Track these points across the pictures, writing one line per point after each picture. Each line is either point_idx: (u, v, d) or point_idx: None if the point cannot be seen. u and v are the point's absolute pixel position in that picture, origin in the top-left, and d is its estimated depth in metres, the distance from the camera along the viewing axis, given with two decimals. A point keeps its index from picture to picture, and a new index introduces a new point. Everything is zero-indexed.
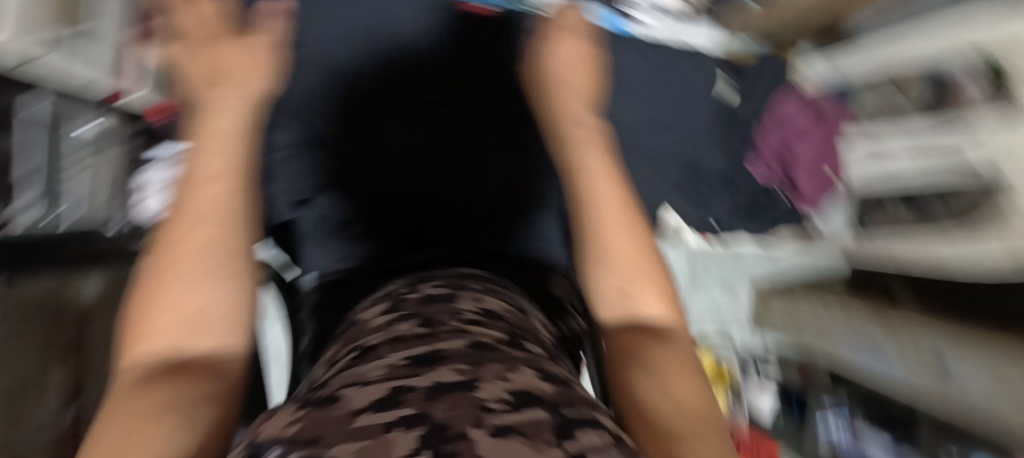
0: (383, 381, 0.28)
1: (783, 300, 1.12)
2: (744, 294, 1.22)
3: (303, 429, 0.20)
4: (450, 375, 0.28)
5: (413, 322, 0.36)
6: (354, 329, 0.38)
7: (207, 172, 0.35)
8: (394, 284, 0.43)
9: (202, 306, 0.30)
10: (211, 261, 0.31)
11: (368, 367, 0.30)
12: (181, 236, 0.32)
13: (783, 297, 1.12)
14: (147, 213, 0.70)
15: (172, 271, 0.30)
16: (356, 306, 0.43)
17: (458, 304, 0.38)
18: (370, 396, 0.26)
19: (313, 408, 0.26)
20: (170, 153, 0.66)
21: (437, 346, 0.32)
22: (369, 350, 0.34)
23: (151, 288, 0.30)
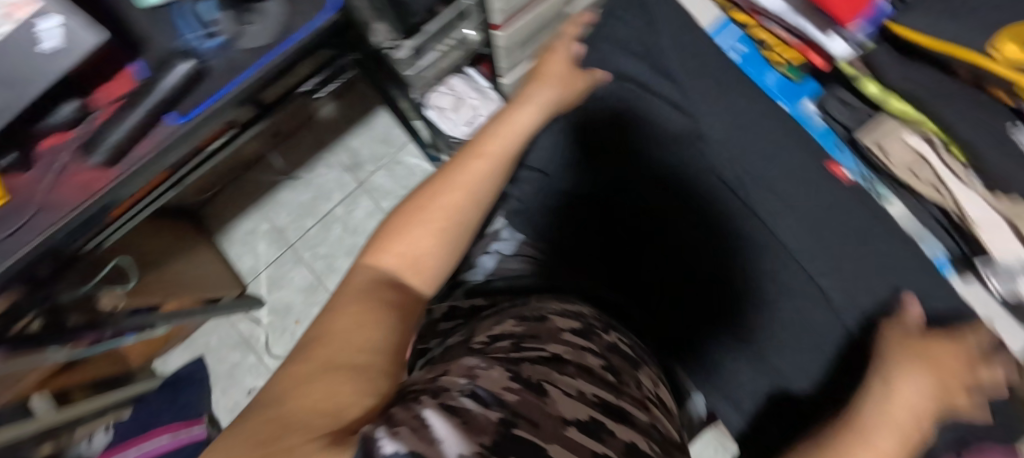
0: (580, 403, 0.32)
1: None
2: None
3: (524, 411, 0.27)
4: (642, 445, 0.31)
5: (600, 363, 0.39)
6: (544, 328, 0.42)
7: (481, 153, 0.46)
8: (587, 314, 0.48)
9: (421, 259, 0.40)
10: (429, 242, 0.41)
11: (562, 378, 0.34)
12: (437, 193, 0.42)
13: None
14: (430, 103, 0.88)
15: (421, 214, 0.41)
16: (549, 306, 0.48)
17: (639, 375, 0.41)
18: (573, 412, 0.30)
19: (526, 388, 0.30)
20: (476, 78, 0.90)
21: (620, 402, 0.35)
22: (558, 359, 0.37)
23: (403, 222, 0.41)
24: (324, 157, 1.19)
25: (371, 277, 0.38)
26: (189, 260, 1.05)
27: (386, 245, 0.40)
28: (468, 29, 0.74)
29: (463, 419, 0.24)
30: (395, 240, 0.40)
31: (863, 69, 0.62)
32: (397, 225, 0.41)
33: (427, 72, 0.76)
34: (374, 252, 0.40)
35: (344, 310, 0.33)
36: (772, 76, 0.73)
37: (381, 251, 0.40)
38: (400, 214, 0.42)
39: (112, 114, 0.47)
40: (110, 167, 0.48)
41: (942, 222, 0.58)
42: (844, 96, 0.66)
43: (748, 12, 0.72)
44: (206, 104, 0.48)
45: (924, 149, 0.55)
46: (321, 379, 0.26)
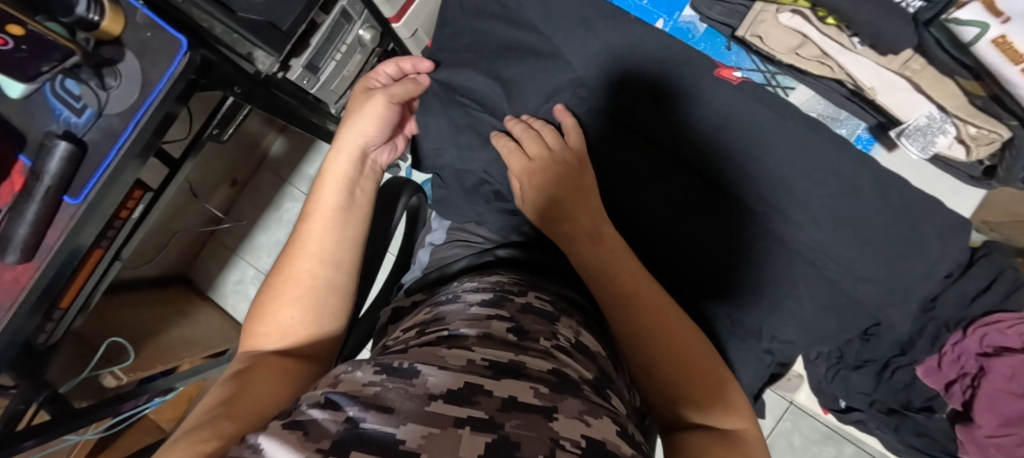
0: (461, 372, 0.30)
1: None
2: None
3: (378, 398, 0.25)
4: (527, 396, 0.28)
5: (506, 327, 0.38)
6: (454, 309, 0.43)
7: (310, 213, 0.45)
8: (506, 282, 0.48)
9: (290, 330, 0.40)
10: (293, 315, 0.40)
11: (451, 353, 0.33)
12: (289, 266, 0.42)
13: None
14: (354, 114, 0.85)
15: (273, 295, 0.41)
16: (466, 286, 0.48)
17: (555, 328, 0.41)
18: (446, 385, 0.28)
19: (394, 375, 0.29)
20: None
21: (519, 358, 0.33)
22: (458, 336, 0.36)
23: (263, 305, 0.41)
24: (286, 190, 1.19)
25: (246, 364, 0.38)
26: (187, 323, 1.08)
27: (257, 330, 0.40)
28: (360, 29, 0.71)
29: (304, 427, 0.21)
30: (263, 322, 0.40)
31: None
32: (258, 309, 0.41)
33: (332, 84, 0.74)
34: (249, 341, 0.41)
35: (213, 395, 0.34)
36: None
37: (253, 337, 0.40)
38: (259, 297, 0.42)
39: (9, 215, 0.48)
40: (29, 261, 0.49)
41: (846, 91, 0.55)
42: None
43: None
44: (97, 175, 0.48)
45: (801, 26, 0.52)
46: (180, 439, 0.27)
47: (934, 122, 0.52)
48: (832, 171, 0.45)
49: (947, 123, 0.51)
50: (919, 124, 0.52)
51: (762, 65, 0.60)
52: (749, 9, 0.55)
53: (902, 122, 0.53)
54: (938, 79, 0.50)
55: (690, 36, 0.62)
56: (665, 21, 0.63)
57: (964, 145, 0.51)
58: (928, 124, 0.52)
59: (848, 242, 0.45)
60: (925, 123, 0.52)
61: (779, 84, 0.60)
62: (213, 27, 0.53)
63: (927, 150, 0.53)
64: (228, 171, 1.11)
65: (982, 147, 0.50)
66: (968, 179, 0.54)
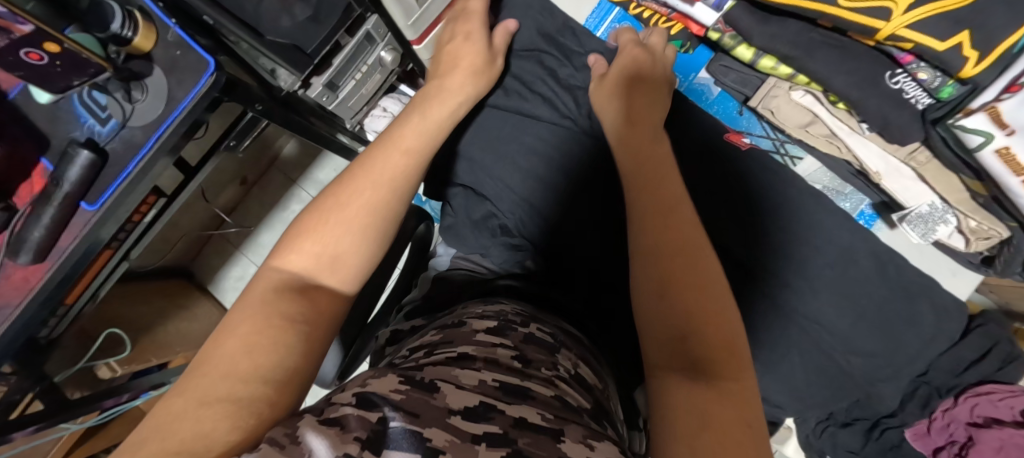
0: (475, 392, 0.31)
1: None
2: None
3: (408, 405, 0.27)
4: (536, 418, 0.29)
5: (511, 354, 0.39)
6: (460, 332, 0.43)
7: (406, 142, 0.45)
8: (509, 311, 0.48)
9: (341, 257, 0.37)
10: (351, 239, 0.37)
11: (463, 372, 0.34)
12: (363, 183, 0.40)
13: None
14: (369, 129, 0.87)
15: (340, 209, 0.38)
16: (472, 309, 0.49)
17: (556, 359, 0.42)
18: (464, 401, 0.29)
19: (417, 387, 0.30)
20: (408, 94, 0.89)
21: (526, 384, 0.34)
22: (466, 357, 0.37)
23: (321, 215, 0.38)
24: (295, 192, 1.20)
25: (280, 280, 0.35)
26: (185, 317, 1.09)
27: (299, 237, 0.37)
28: (381, 51, 0.72)
29: (340, 422, 0.24)
30: (309, 234, 0.37)
31: (731, 34, 0.62)
32: (313, 216, 0.38)
33: (349, 101, 0.76)
34: (283, 248, 0.37)
35: (257, 309, 0.31)
36: None
37: (293, 245, 0.37)
38: (318, 205, 0.39)
39: (28, 215, 0.50)
40: (41, 261, 0.51)
41: (854, 169, 0.62)
42: (725, 63, 0.65)
43: None
44: (113, 186, 0.50)
45: (812, 105, 0.60)
46: (185, 410, 0.23)
47: (935, 212, 0.59)
48: (830, 241, 0.46)
49: (949, 214, 0.58)
50: (920, 212, 0.60)
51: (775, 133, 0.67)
52: (762, 83, 0.63)
53: (905, 208, 0.61)
54: (942, 172, 0.58)
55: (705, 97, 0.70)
56: (684, 81, 0.70)
57: (963, 236, 0.58)
58: (931, 213, 0.59)
59: (842, 313, 0.45)
60: (929, 212, 0.59)
61: (790, 152, 0.66)
62: (239, 43, 0.54)
63: (928, 236, 0.61)
64: (238, 171, 1.12)
65: (981, 240, 0.57)
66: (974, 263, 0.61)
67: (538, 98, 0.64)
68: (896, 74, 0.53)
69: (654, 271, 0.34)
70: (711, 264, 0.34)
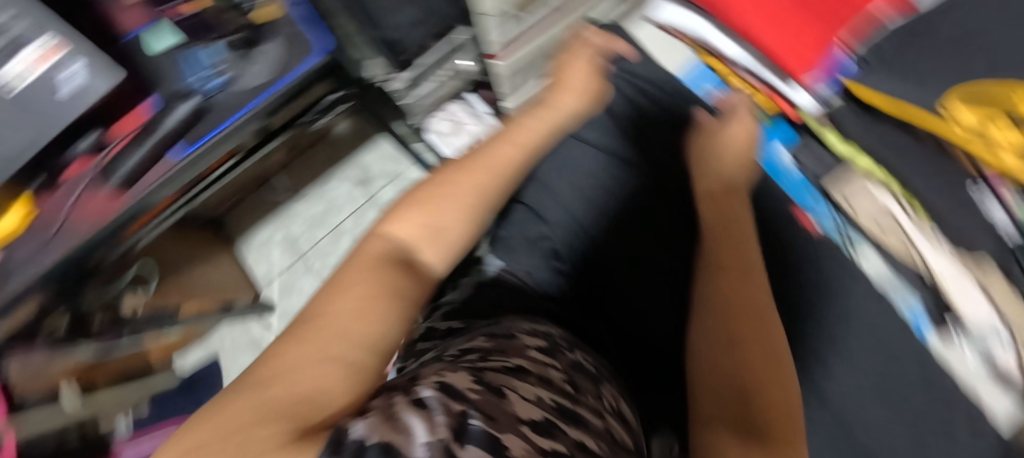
0: (536, 406, 0.33)
1: None
2: None
3: (484, 406, 0.29)
4: (592, 447, 0.31)
5: (562, 376, 0.41)
6: (512, 344, 0.45)
7: (518, 138, 0.48)
8: (555, 334, 0.50)
9: (441, 233, 0.40)
10: (452, 218, 0.41)
11: (522, 384, 0.36)
12: (470, 170, 0.43)
13: None
14: (430, 129, 0.86)
15: (446, 190, 0.42)
16: (519, 324, 0.51)
17: (601, 391, 0.43)
18: (530, 412, 0.31)
19: (487, 389, 0.32)
20: (475, 106, 0.89)
21: (578, 410, 0.36)
22: (521, 370, 0.39)
23: (429, 194, 0.42)
24: (337, 170, 1.24)
25: (387, 246, 0.38)
26: (209, 268, 1.11)
27: (408, 212, 0.41)
28: (463, 61, 0.76)
29: (429, 409, 0.26)
30: (417, 209, 0.41)
31: (825, 120, 0.79)
32: (422, 193, 0.42)
33: (422, 101, 0.79)
34: (392, 218, 0.41)
35: (365, 273, 0.35)
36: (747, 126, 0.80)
37: (402, 217, 0.41)
38: (427, 185, 0.43)
39: (124, 146, 0.52)
40: (122, 192, 0.53)
41: (918, 271, 0.66)
42: (816, 150, 0.78)
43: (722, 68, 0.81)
44: (212, 136, 0.53)
45: (891, 207, 0.69)
46: (284, 374, 0.26)
47: (999, 331, 0.60)
48: None
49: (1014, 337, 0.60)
50: (985, 326, 0.61)
51: (835, 215, 0.72)
52: (841, 168, 0.75)
53: (962, 318, 0.63)
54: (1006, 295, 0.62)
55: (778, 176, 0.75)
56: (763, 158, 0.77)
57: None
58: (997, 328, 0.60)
59: None
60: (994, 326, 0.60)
61: (853, 241, 0.69)
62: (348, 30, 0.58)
63: (986, 355, 0.61)
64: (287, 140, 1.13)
65: None
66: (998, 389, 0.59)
67: (610, 135, 0.67)
68: (979, 187, 0.67)
69: (718, 332, 0.36)
70: (776, 336, 0.36)
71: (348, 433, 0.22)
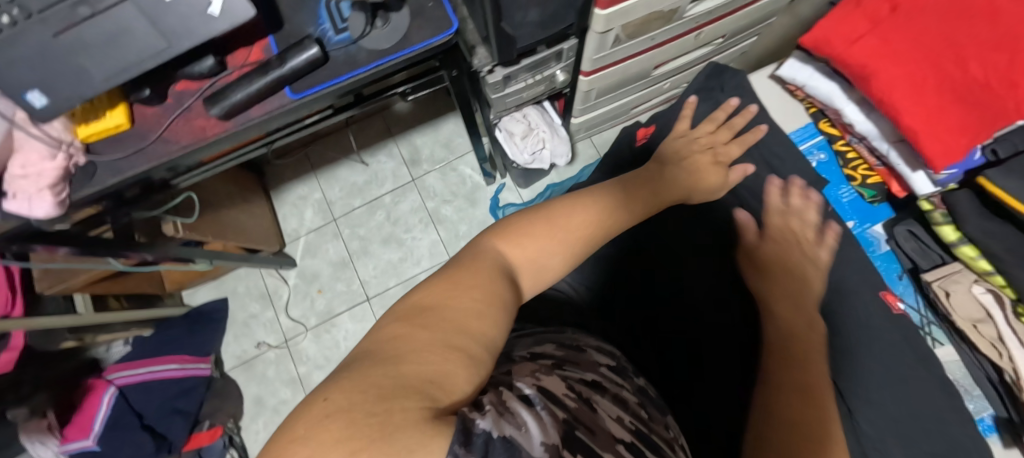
0: (621, 426, 0.38)
1: None
2: None
3: (583, 418, 0.34)
4: None
5: (628, 397, 0.47)
6: (585, 358, 0.51)
7: (624, 203, 0.55)
8: (620, 356, 0.58)
9: (543, 264, 0.47)
10: (555, 254, 0.48)
11: (604, 402, 0.41)
12: (577, 214, 0.50)
13: None
14: (502, 126, 0.88)
15: (557, 226, 0.48)
16: (587, 340, 0.58)
17: (662, 421, 0.50)
18: (620, 432, 0.36)
19: (579, 401, 0.38)
20: (551, 114, 0.91)
21: (650, 435, 0.42)
22: (599, 385, 0.45)
23: (541, 225, 0.48)
24: (388, 144, 1.23)
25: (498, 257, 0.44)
26: (244, 210, 1.11)
27: (519, 235, 0.47)
28: (558, 70, 0.77)
29: (536, 408, 0.31)
30: (528, 236, 0.47)
31: (944, 211, 0.64)
32: (535, 222, 0.48)
33: (508, 99, 0.79)
34: (505, 235, 0.47)
35: (479, 278, 0.41)
36: (847, 191, 0.78)
37: (511, 239, 0.47)
38: (540, 214, 0.49)
39: (239, 76, 0.53)
40: (225, 120, 0.53)
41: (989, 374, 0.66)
42: (921, 234, 0.70)
43: (838, 127, 0.76)
44: (320, 87, 0.53)
45: (984, 299, 0.63)
46: (420, 348, 0.32)
47: None
48: None
49: None
50: None
51: (922, 308, 0.72)
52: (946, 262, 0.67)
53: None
54: None
55: (873, 248, 0.75)
56: (856, 225, 0.77)
57: None
58: None
59: None
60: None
61: (930, 329, 0.72)
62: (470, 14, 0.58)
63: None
64: None
65: None
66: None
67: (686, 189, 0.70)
68: None
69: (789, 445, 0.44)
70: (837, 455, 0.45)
71: (477, 425, 0.25)
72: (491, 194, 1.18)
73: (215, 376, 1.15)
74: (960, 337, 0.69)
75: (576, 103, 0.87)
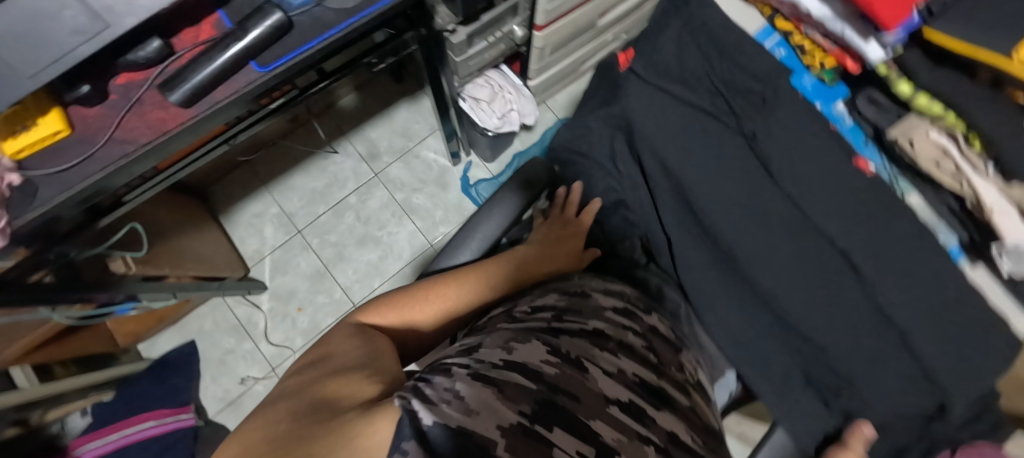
0: (621, 385, 0.33)
1: None
2: None
3: (565, 387, 0.28)
4: (682, 435, 0.33)
5: (642, 343, 0.41)
6: (588, 301, 0.44)
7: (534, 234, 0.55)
8: (629, 293, 0.50)
9: (424, 324, 0.45)
10: (444, 315, 0.45)
11: (602, 356, 0.35)
12: (479, 269, 0.48)
13: None
14: (467, 93, 0.89)
15: (453, 285, 0.46)
16: (592, 282, 0.49)
17: (679, 359, 0.45)
18: (616, 392, 0.32)
19: (566, 362, 0.32)
20: (510, 75, 0.92)
21: (660, 383, 0.38)
22: (600, 333, 0.39)
23: (435, 284, 0.46)
24: (342, 143, 1.19)
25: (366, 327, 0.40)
26: (197, 237, 1.01)
27: (413, 299, 0.45)
28: (515, 25, 0.77)
29: (496, 384, 0.26)
30: (421, 298, 0.45)
31: (898, 70, 0.60)
32: (428, 284, 0.46)
33: (471, 61, 0.79)
34: (396, 299, 0.45)
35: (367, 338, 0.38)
36: (809, 80, 0.71)
37: (398, 305, 0.44)
38: (435, 276, 0.47)
39: (194, 55, 0.47)
40: (187, 107, 0.47)
41: (961, 203, 0.56)
42: (879, 97, 0.65)
43: (791, 19, 0.70)
44: (291, 55, 0.48)
45: (945, 142, 0.55)
46: (340, 374, 0.29)
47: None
48: (935, 269, 0.52)
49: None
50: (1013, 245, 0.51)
51: (889, 168, 0.64)
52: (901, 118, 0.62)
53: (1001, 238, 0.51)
54: None
55: (842, 123, 0.68)
56: (822, 104, 0.69)
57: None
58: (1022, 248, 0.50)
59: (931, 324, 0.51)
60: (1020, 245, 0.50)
61: (898, 182, 0.62)
62: None
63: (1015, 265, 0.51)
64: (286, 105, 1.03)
65: None
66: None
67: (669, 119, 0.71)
68: None
69: None
70: None
71: (424, 418, 0.21)
72: (460, 174, 1.18)
73: (199, 426, 1.04)
74: (923, 180, 0.61)
75: (532, 64, 0.89)
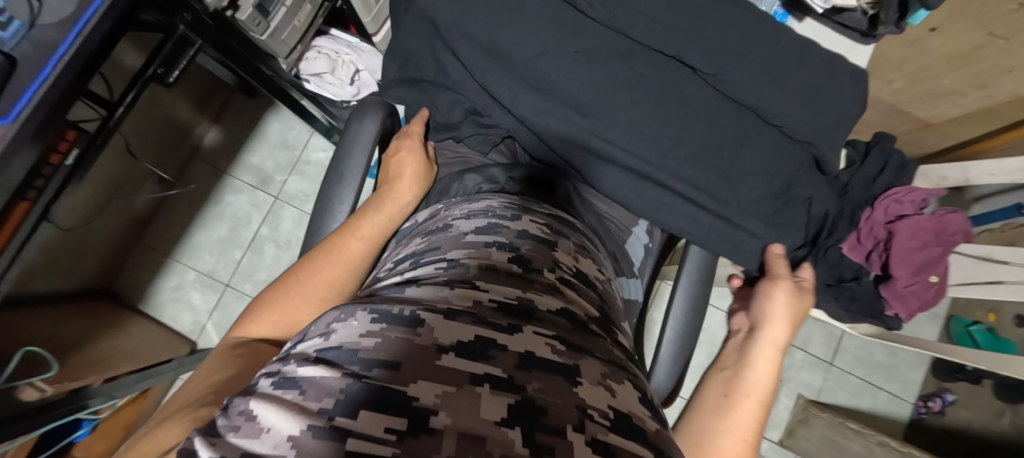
0: (469, 322, 0.26)
1: (828, 423, 1.07)
2: (786, 400, 1.16)
3: (390, 354, 0.23)
4: (545, 351, 0.26)
5: (507, 257, 0.38)
6: (446, 237, 0.41)
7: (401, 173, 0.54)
8: (495, 206, 0.47)
9: (300, 314, 0.43)
10: (321, 295, 0.43)
11: (449, 293, 0.30)
12: (346, 240, 0.47)
13: (828, 419, 1.07)
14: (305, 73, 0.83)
15: (324, 263, 0.45)
16: (454, 210, 0.48)
17: (558, 255, 0.42)
18: (457, 335, 0.25)
19: (394, 323, 0.25)
20: (343, 36, 0.87)
21: (526, 295, 0.32)
22: (457, 265, 0.35)
23: (303, 270, 0.45)
24: (224, 180, 1.13)
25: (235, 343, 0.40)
26: (117, 334, 0.96)
27: (277, 295, 0.43)
28: None
29: (301, 387, 0.21)
30: (290, 288, 0.43)
31: None
32: (293, 274, 0.44)
33: (283, 33, 0.70)
34: (261, 303, 0.43)
35: (235, 353, 0.39)
36: None
37: (262, 308, 0.43)
38: (301, 263, 0.46)
39: None
40: None
41: None
42: None
43: None
44: (30, 91, 0.44)
45: None
46: (165, 420, 0.31)
47: None
48: (756, 39, 0.53)
49: None
50: None
51: None
52: None
53: None
54: None
55: None
56: None
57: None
58: None
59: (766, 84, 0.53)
60: None
61: None
62: None
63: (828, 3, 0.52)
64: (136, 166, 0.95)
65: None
66: (860, 38, 0.55)
67: None
68: None
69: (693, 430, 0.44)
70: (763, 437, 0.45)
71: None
72: None
73: None
74: None
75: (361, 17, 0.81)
